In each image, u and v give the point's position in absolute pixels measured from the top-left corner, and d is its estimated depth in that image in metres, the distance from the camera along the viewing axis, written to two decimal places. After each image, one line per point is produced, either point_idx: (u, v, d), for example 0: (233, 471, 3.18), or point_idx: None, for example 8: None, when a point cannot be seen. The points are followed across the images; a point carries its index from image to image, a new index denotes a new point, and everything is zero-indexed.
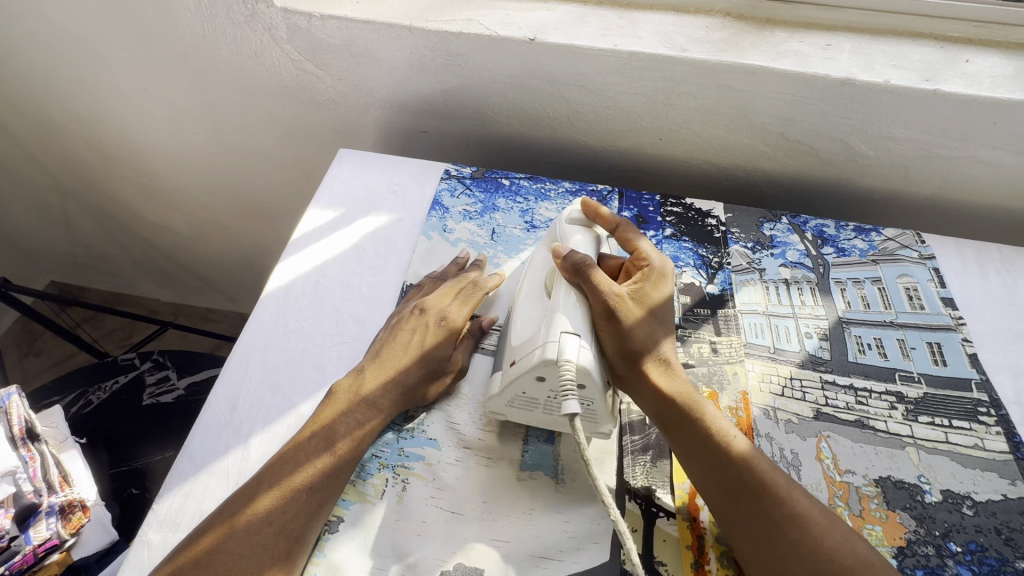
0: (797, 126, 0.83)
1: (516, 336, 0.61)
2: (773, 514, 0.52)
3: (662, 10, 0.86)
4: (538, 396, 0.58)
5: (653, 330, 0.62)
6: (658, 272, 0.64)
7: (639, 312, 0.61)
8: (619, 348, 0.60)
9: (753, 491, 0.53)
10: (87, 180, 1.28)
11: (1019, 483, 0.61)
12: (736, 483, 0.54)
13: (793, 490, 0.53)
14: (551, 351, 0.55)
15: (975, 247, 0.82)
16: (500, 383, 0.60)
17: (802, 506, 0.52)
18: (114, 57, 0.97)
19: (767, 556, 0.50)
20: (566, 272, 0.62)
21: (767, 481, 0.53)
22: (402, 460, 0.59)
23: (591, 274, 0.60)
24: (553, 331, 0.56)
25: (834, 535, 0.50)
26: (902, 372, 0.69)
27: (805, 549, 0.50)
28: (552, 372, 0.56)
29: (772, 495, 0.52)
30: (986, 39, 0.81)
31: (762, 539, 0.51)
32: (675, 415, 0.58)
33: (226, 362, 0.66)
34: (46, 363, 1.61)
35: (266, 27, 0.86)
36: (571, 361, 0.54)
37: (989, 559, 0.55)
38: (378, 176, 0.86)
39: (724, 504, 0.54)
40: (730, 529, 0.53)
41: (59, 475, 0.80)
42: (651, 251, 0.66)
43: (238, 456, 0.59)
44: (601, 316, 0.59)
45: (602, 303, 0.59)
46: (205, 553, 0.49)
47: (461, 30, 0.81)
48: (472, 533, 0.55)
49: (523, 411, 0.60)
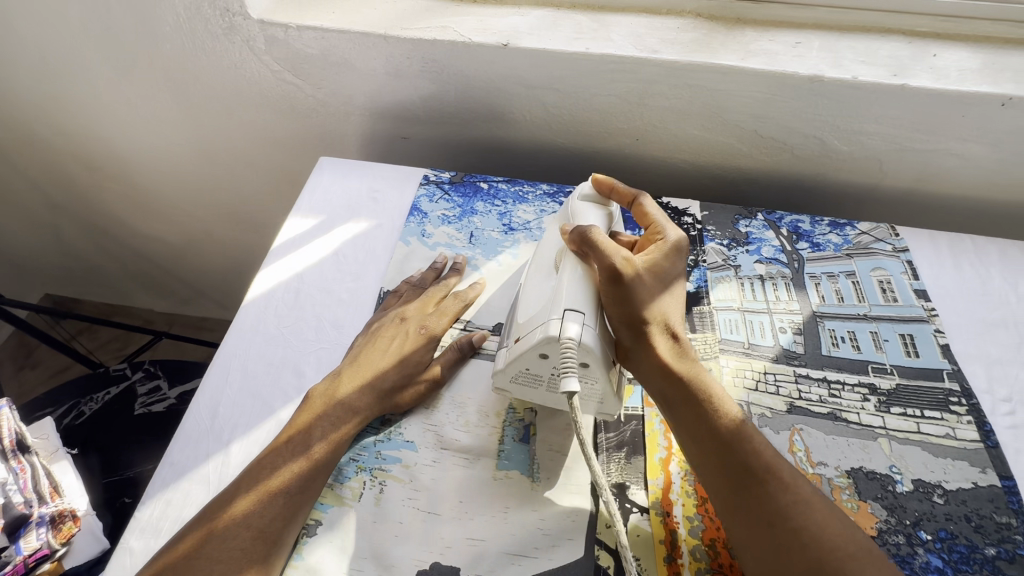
0: (770, 124, 0.83)
1: (523, 314, 0.63)
2: (775, 500, 0.51)
3: (634, 12, 0.87)
4: (542, 372, 0.60)
5: (661, 301, 0.63)
6: (671, 244, 0.66)
7: (648, 282, 0.62)
8: (624, 316, 0.61)
9: (757, 476, 0.52)
10: (76, 193, 1.30)
11: (990, 470, 0.61)
12: (740, 467, 0.53)
13: (798, 478, 0.53)
14: (553, 328, 0.57)
15: (949, 239, 0.83)
16: (505, 359, 0.61)
17: (805, 494, 0.51)
18: (96, 71, 0.98)
19: (767, 542, 0.50)
20: (575, 242, 0.64)
21: (772, 467, 0.53)
22: (379, 463, 0.60)
23: (598, 242, 0.61)
24: (556, 310, 0.58)
25: (836, 523, 0.49)
26: (875, 365, 0.70)
27: (807, 536, 0.49)
28: (554, 350, 0.57)
29: (777, 481, 0.52)
30: (953, 33, 0.82)
31: (763, 524, 0.50)
32: (680, 394, 0.58)
33: (207, 371, 0.67)
34: (42, 375, 1.62)
35: (244, 39, 0.87)
36: (573, 339, 0.56)
37: (959, 546, 0.56)
38: (358, 183, 0.87)
39: (726, 489, 0.53)
40: (731, 515, 0.53)
41: (49, 485, 0.81)
42: (666, 224, 0.68)
43: (218, 463, 0.60)
44: (606, 281, 0.60)
45: (608, 268, 0.60)
46: (190, 554, 0.50)
47: (435, 37, 0.82)
48: (449, 533, 0.56)
49: (527, 388, 0.62)
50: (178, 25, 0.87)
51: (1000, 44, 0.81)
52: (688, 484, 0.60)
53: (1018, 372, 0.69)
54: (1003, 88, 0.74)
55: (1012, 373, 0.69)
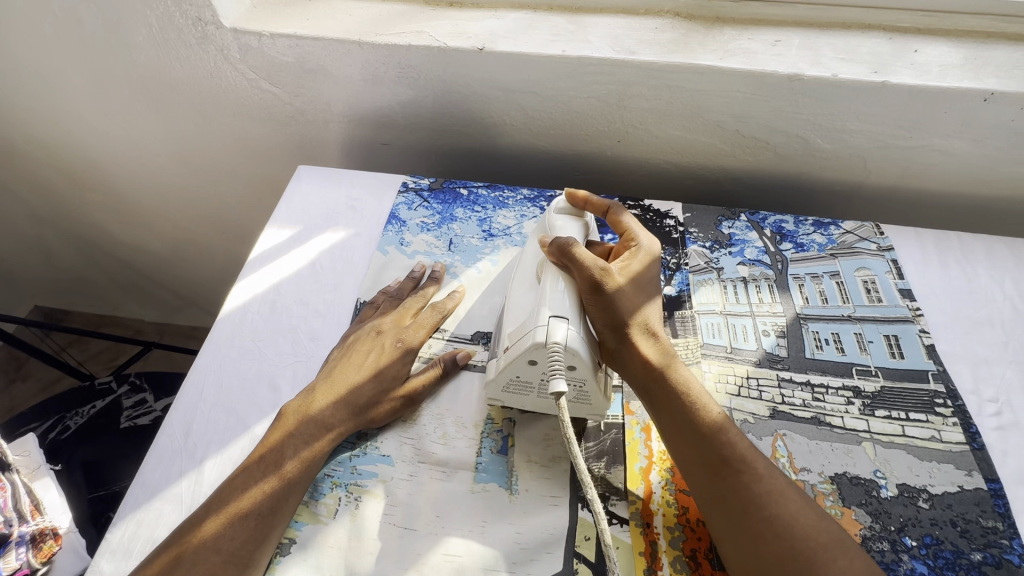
0: (751, 124, 0.82)
1: (510, 324, 0.63)
2: (749, 490, 0.52)
3: (612, 13, 0.86)
4: (531, 379, 0.59)
5: (641, 303, 0.62)
6: (645, 250, 0.65)
7: (626, 286, 0.61)
8: (607, 321, 0.60)
9: (732, 466, 0.53)
10: (59, 206, 1.28)
11: (976, 473, 0.60)
12: (716, 458, 0.54)
13: (771, 468, 0.54)
14: (539, 334, 0.56)
15: (935, 236, 0.82)
16: (496, 368, 0.61)
17: (779, 484, 0.52)
18: (72, 83, 0.97)
19: (743, 532, 0.50)
20: (553, 255, 0.63)
21: (745, 457, 0.54)
22: (354, 478, 0.59)
23: (576, 252, 0.60)
24: (541, 316, 0.57)
25: (809, 514, 0.50)
26: (859, 367, 0.69)
27: (780, 524, 0.50)
28: (542, 355, 0.57)
29: (750, 472, 0.53)
30: (935, 28, 0.81)
31: (739, 515, 0.51)
32: (660, 388, 0.58)
33: (181, 387, 0.66)
34: (33, 388, 1.61)
35: (218, 48, 0.86)
36: (559, 344, 0.55)
37: (944, 552, 0.55)
38: (336, 192, 0.86)
39: (703, 481, 0.54)
40: (709, 507, 0.53)
41: (31, 503, 0.76)
42: (638, 230, 0.68)
43: (191, 481, 0.59)
44: (587, 291, 0.60)
45: (588, 277, 0.59)
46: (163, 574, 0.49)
47: (409, 42, 0.81)
48: (425, 548, 0.55)
49: (519, 396, 0.61)
50: (150, 35, 0.86)
51: (981, 38, 0.79)
52: (669, 493, 0.59)
53: (1004, 371, 0.68)
54: (985, 83, 0.72)
55: (998, 372, 0.68)
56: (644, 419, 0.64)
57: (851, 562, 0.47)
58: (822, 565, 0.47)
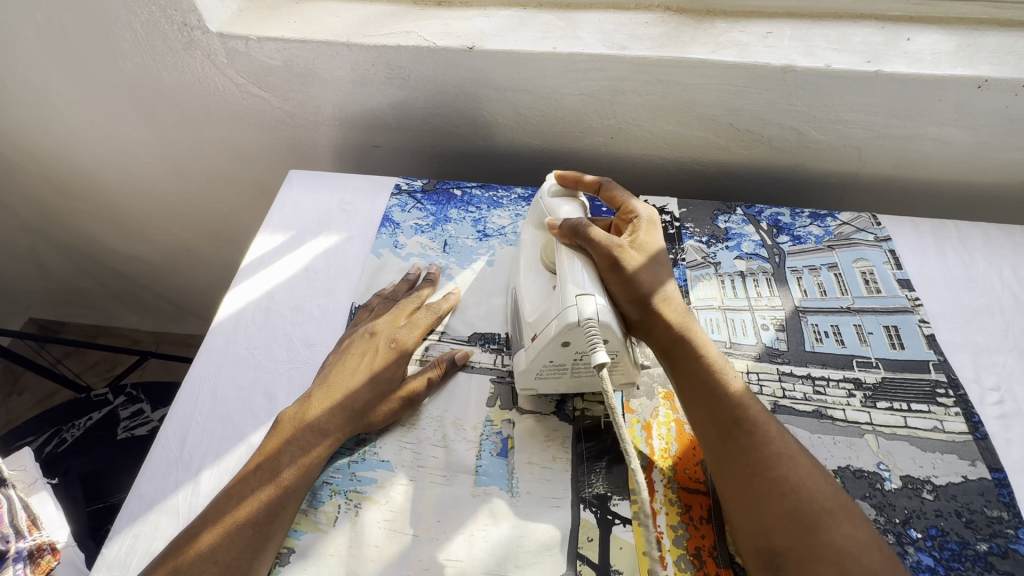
0: (744, 116, 0.82)
1: (530, 313, 0.62)
2: (759, 452, 0.53)
3: (602, 8, 0.86)
4: (565, 360, 0.59)
5: (656, 273, 0.61)
6: (646, 220, 0.65)
7: (640, 259, 0.61)
8: (628, 296, 0.59)
9: (744, 427, 0.55)
10: (50, 216, 1.27)
11: (979, 463, 0.60)
12: (729, 419, 0.55)
13: (783, 433, 0.55)
14: (570, 313, 0.55)
15: (931, 225, 0.81)
16: (527, 359, 0.60)
17: (790, 449, 0.54)
18: (58, 92, 0.95)
19: (748, 492, 0.52)
20: (566, 236, 0.62)
21: (758, 420, 0.55)
22: (354, 485, 0.58)
23: (591, 232, 0.60)
24: (568, 296, 0.56)
25: (817, 479, 0.51)
26: (860, 359, 0.69)
27: (787, 486, 0.51)
28: (576, 335, 0.56)
29: (761, 433, 0.54)
30: (926, 16, 0.80)
31: (747, 476, 0.52)
32: (679, 351, 0.59)
33: (175, 396, 0.65)
34: (29, 402, 1.60)
35: (205, 52, 0.85)
36: (592, 319, 0.54)
37: (950, 543, 0.55)
38: (329, 196, 0.86)
39: (716, 440, 0.55)
40: (717, 467, 0.54)
41: (27, 518, 0.74)
42: (637, 203, 0.67)
43: (188, 493, 0.58)
44: (606, 268, 0.59)
45: (604, 254, 0.59)
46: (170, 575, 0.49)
47: (399, 43, 0.80)
48: (427, 554, 0.54)
49: (553, 379, 0.61)
50: (136, 41, 0.85)
51: (973, 25, 0.79)
52: (671, 491, 0.58)
53: (1005, 359, 0.68)
54: (978, 70, 0.72)
55: (999, 360, 0.68)
56: (645, 417, 0.63)
57: (854, 531, 0.48)
58: (825, 528, 0.48)
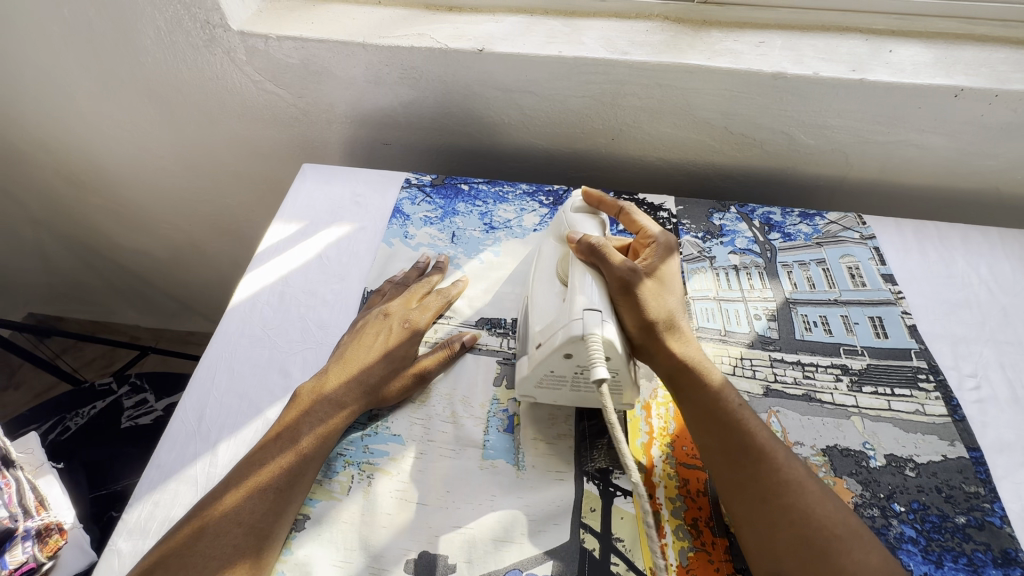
0: (738, 120, 0.86)
1: (537, 322, 0.64)
2: (769, 477, 0.54)
3: (605, 17, 0.91)
4: (566, 373, 0.60)
5: (667, 300, 0.63)
6: (664, 245, 0.68)
7: (652, 283, 0.63)
8: (636, 320, 0.61)
9: (752, 454, 0.56)
10: (61, 211, 1.30)
11: (958, 443, 0.64)
12: (738, 447, 0.57)
13: (791, 460, 0.56)
14: (575, 327, 0.57)
15: (913, 225, 0.86)
16: (528, 365, 0.62)
17: (799, 476, 0.55)
18: (79, 86, 0.98)
19: (757, 515, 0.53)
20: (583, 253, 0.64)
21: (766, 448, 0.56)
22: (367, 457, 0.61)
23: (605, 251, 0.62)
24: (574, 310, 0.58)
25: (827, 504, 0.53)
26: (847, 347, 0.73)
27: (796, 514, 0.52)
28: (579, 348, 0.57)
29: (770, 460, 0.55)
30: (907, 30, 0.86)
31: (757, 500, 0.54)
32: (686, 380, 0.61)
33: (193, 372, 0.67)
34: (26, 396, 1.59)
35: (225, 50, 0.89)
36: (596, 333, 0.56)
37: (930, 516, 0.58)
38: (340, 188, 0.89)
39: (726, 467, 0.56)
40: (726, 491, 0.56)
41: (34, 499, 0.76)
42: (652, 226, 0.70)
43: (206, 463, 0.60)
44: (617, 289, 0.61)
45: (617, 277, 0.61)
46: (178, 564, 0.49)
47: (411, 44, 0.84)
48: (436, 522, 0.56)
49: (552, 390, 0.62)
50: (158, 38, 0.88)
51: (951, 39, 0.85)
52: (669, 466, 0.61)
53: (982, 349, 0.72)
54: (955, 80, 0.77)
55: (976, 350, 0.72)
56: (644, 398, 0.67)
57: (867, 555, 0.49)
58: (836, 555, 0.49)
